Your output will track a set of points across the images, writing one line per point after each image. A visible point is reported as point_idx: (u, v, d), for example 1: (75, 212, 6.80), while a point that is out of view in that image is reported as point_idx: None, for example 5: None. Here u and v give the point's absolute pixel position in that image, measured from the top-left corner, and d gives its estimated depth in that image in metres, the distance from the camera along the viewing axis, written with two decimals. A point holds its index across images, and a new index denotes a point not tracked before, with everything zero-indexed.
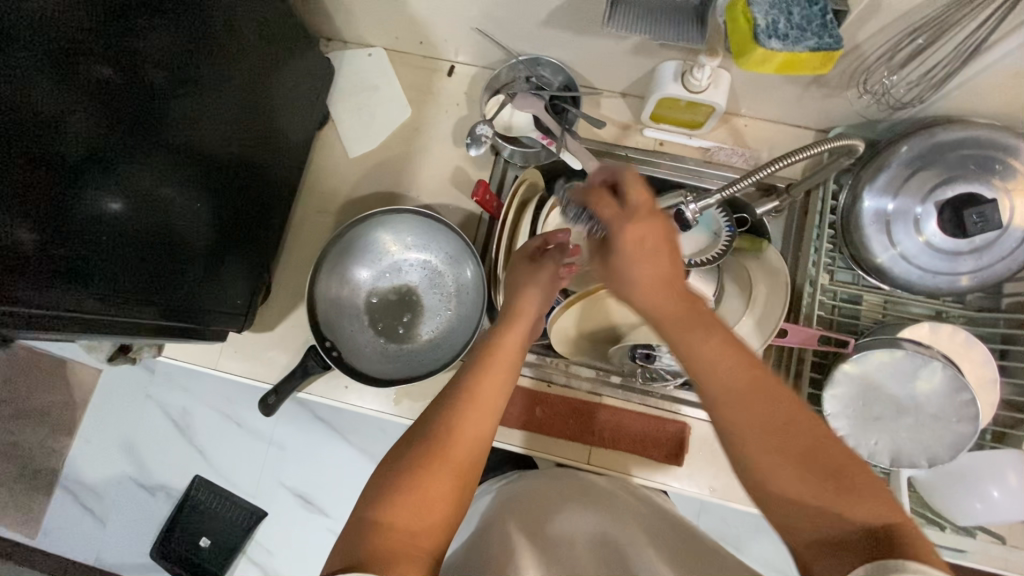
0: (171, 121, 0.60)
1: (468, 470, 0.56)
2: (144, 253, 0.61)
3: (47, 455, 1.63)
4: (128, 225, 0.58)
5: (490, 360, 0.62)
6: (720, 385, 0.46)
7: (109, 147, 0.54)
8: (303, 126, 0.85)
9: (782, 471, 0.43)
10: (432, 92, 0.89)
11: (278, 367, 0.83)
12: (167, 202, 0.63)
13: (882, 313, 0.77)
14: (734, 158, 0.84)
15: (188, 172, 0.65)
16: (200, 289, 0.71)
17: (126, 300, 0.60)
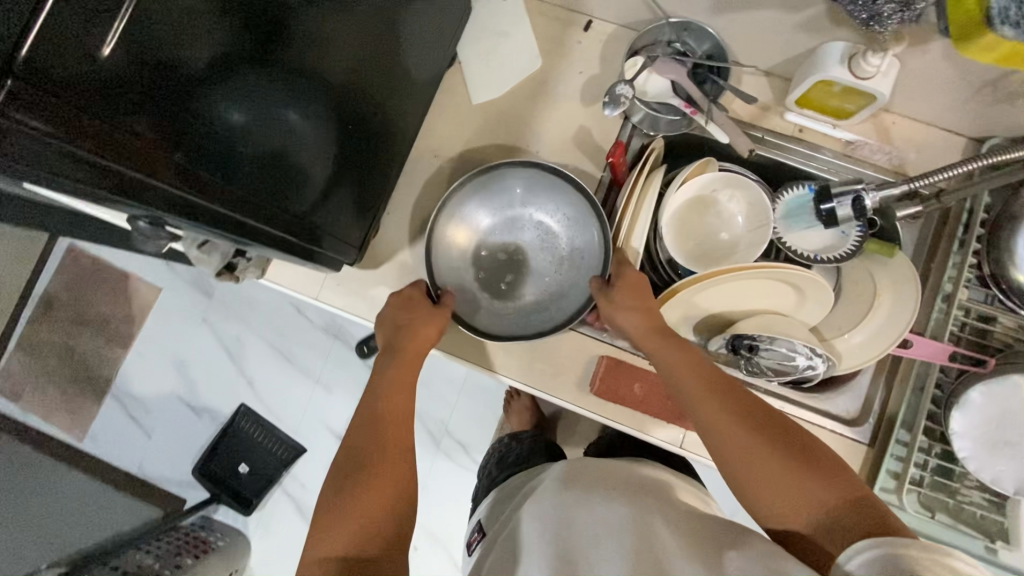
0: (300, 26, 0.56)
1: (392, 484, 0.62)
2: (256, 157, 0.57)
3: (102, 363, 1.67)
4: (256, 136, 0.56)
5: (388, 396, 0.70)
6: (696, 400, 0.62)
7: (247, 49, 0.51)
8: (431, 63, 0.82)
9: (740, 442, 0.57)
10: (565, 45, 0.85)
11: (378, 306, 0.82)
12: (295, 119, 0.61)
13: (1015, 339, 0.73)
14: (878, 156, 0.79)
15: (311, 85, 0.61)
16: (307, 208, 0.68)
17: (236, 203, 0.56)
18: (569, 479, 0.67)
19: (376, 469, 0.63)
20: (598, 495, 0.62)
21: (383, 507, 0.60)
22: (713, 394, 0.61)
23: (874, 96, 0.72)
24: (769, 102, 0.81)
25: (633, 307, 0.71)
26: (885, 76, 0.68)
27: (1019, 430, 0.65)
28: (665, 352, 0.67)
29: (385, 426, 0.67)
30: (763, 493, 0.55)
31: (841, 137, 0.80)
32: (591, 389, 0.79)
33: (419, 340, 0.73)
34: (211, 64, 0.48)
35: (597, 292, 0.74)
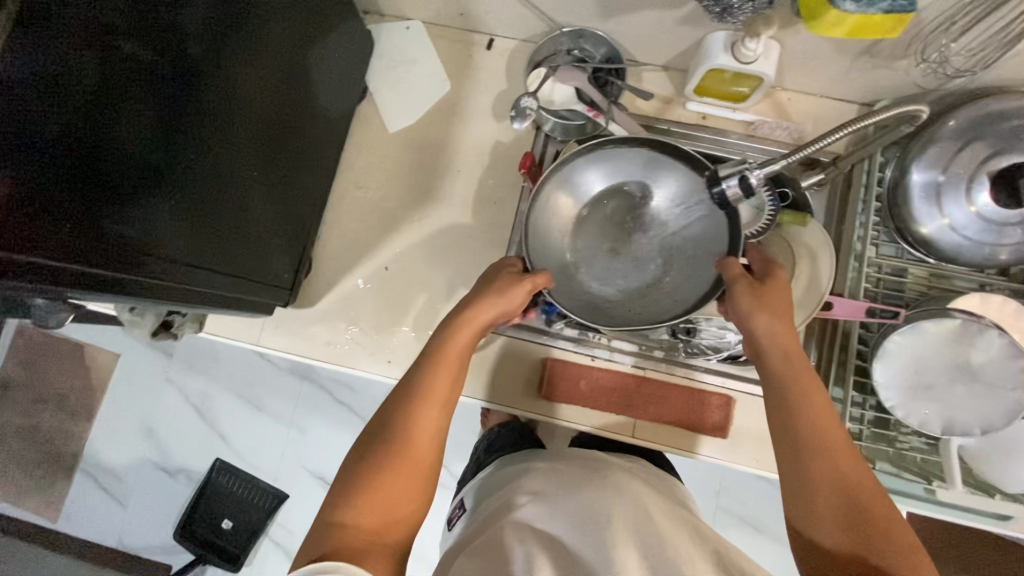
0: (208, 89, 0.58)
1: (408, 491, 0.59)
2: (176, 220, 0.58)
3: (67, 439, 1.63)
4: (170, 204, 0.57)
5: (434, 373, 0.63)
6: (806, 407, 0.56)
7: (154, 123, 0.53)
8: (341, 99, 0.83)
9: (824, 474, 0.53)
10: (471, 65, 0.88)
11: (321, 343, 0.82)
12: (212, 177, 0.62)
13: (926, 287, 0.78)
14: (778, 132, 0.83)
15: (226, 142, 0.63)
16: (237, 259, 0.69)
17: (162, 269, 0.57)
18: (552, 471, 0.72)
19: (411, 441, 0.60)
20: (577, 485, 0.67)
21: (410, 498, 0.59)
22: (814, 410, 0.56)
23: (760, 78, 0.76)
24: (670, 95, 0.85)
25: (776, 311, 0.61)
26: (766, 58, 0.72)
27: (938, 372, 0.67)
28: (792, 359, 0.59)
29: (428, 394, 0.62)
30: (815, 519, 0.52)
31: (741, 120, 0.84)
32: (541, 392, 0.81)
33: (472, 325, 0.67)
34: (114, 143, 0.49)
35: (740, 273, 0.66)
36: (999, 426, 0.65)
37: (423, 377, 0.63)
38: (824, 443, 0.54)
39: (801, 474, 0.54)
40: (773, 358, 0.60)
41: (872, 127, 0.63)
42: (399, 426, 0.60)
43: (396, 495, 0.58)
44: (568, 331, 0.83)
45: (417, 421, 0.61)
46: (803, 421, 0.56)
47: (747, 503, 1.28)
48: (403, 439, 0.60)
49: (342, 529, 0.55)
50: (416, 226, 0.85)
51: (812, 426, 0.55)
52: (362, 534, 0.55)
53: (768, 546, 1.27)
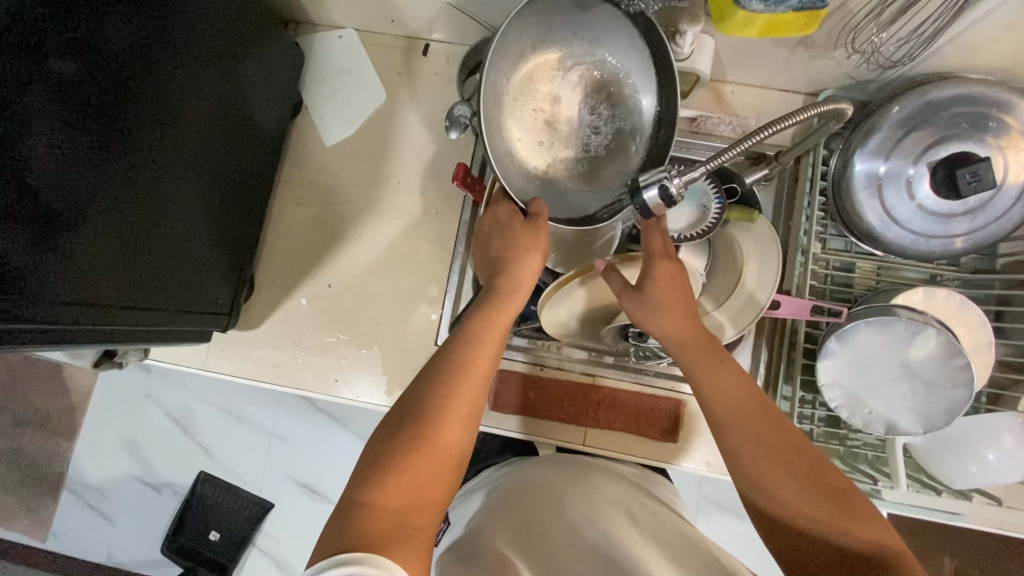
0: (142, 115, 0.59)
1: (434, 483, 0.53)
2: (118, 250, 0.59)
3: (50, 459, 1.64)
4: (108, 234, 0.57)
5: (479, 339, 0.60)
6: (715, 387, 0.58)
7: (86, 153, 0.53)
8: (277, 116, 0.82)
9: (756, 450, 0.54)
10: (408, 72, 0.86)
11: (267, 365, 0.82)
12: (152, 205, 0.62)
13: (875, 280, 0.77)
14: (722, 127, 0.81)
15: (168, 167, 0.64)
16: (180, 286, 0.69)
17: (98, 304, 0.58)
18: (542, 496, 0.72)
19: (457, 416, 0.56)
20: (582, 503, 0.69)
21: (439, 484, 0.54)
22: (760, 421, 0.55)
23: (696, 74, 0.73)
24: None
25: (660, 308, 0.62)
26: (699, 54, 0.70)
27: (879, 373, 0.66)
28: (710, 368, 0.59)
29: (466, 372, 0.58)
30: (780, 508, 0.51)
31: (684, 116, 0.82)
32: (491, 406, 0.80)
33: (523, 288, 0.65)
34: (37, 173, 0.50)
35: (620, 290, 0.65)
36: (939, 425, 0.64)
37: (461, 350, 0.59)
38: (756, 445, 0.54)
39: (743, 467, 0.54)
40: (699, 377, 0.59)
41: (803, 122, 0.58)
42: (431, 412, 0.55)
43: (428, 481, 0.53)
44: (517, 341, 0.83)
45: (451, 405, 0.56)
46: (738, 440, 0.55)
47: (727, 492, 1.25)
48: (432, 426, 0.54)
49: (371, 510, 0.49)
50: (359, 241, 0.84)
51: (751, 430, 0.54)
52: (393, 516, 0.49)
53: (752, 535, 1.25)
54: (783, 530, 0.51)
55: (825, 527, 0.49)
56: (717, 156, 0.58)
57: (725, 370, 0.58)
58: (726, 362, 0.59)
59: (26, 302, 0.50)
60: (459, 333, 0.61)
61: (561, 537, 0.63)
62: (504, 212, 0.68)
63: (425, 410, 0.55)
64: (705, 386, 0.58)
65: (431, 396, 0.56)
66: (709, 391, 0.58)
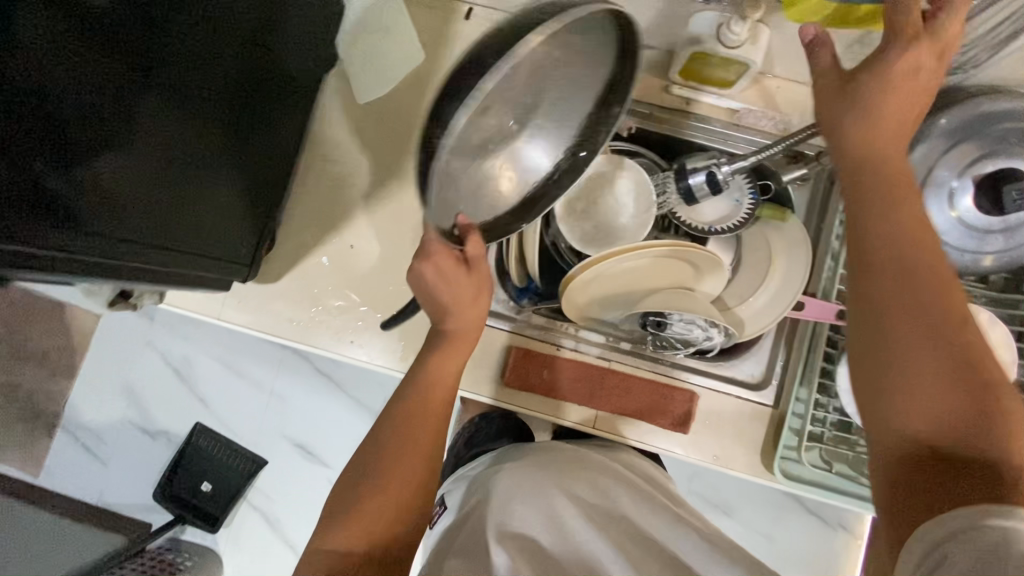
0: (172, 47, 0.56)
1: (396, 513, 0.60)
2: (144, 187, 0.58)
3: (48, 397, 1.63)
4: (127, 170, 0.56)
5: (432, 380, 0.67)
6: (874, 210, 0.53)
7: (114, 84, 0.52)
8: (312, 67, 0.80)
9: (905, 341, 0.49)
10: (448, 36, 0.84)
11: (282, 320, 0.81)
12: (179, 149, 0.61)
13: None
14: (763, 122, 0.80)
15: (199, 106, 0.62)
16: (202, 233, 0.69)
17: (121, 242, 0.57)
18: (533, 470, 0.74)
19: (413, 451, 0.63)
20: (576, 489, 0.71)
21: (405, 512, 0.61)
22: (911, 276, 0.50)
23: (747, 65, 0.72)
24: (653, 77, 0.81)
25: (887, 187, 0.53)
26: (752, 43, 0.69)
27: None
28: (875, 210, 0.53)
29: (418, 413, 0.65)
30: (914, 400, 0.48)
31: (726, 106, 0.79)
32: (503, 381, 0.79)
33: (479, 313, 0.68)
34: (64, 101, 0.48)
35: (838, 78, 0.55)
36: None
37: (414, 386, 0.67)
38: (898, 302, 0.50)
39: (880, 319, 0.50)
40: (875, 211, 0.53)
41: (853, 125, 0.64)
42: (389, 451, 0.63)
43: (392, 511, 0.60)
44: (535, 318, 0.82)
45: (407, 444, 0.64)
46: (886, 292, 0.51)
47: (719, 488, 1.27)
48: (390, 466, 0.62)
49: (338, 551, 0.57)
50: (385, 204, 0.83)
51: (889, 285, 0.50)
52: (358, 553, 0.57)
53: (735, 533, 1.27)
54: (905, 411, 0.48)
55: (949, 437, 0.46)
56: (761, 152, 0.65)
57: (893, 207, 0.53)
58: (895, 202, 0.53)
59: (48, 232, 0.50)
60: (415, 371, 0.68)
61: (550, 523, 0.66)
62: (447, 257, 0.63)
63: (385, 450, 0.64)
64: (866, 222, 0.53)
65: (389, 436, 0.64)
66: (868, 219, 0.53)
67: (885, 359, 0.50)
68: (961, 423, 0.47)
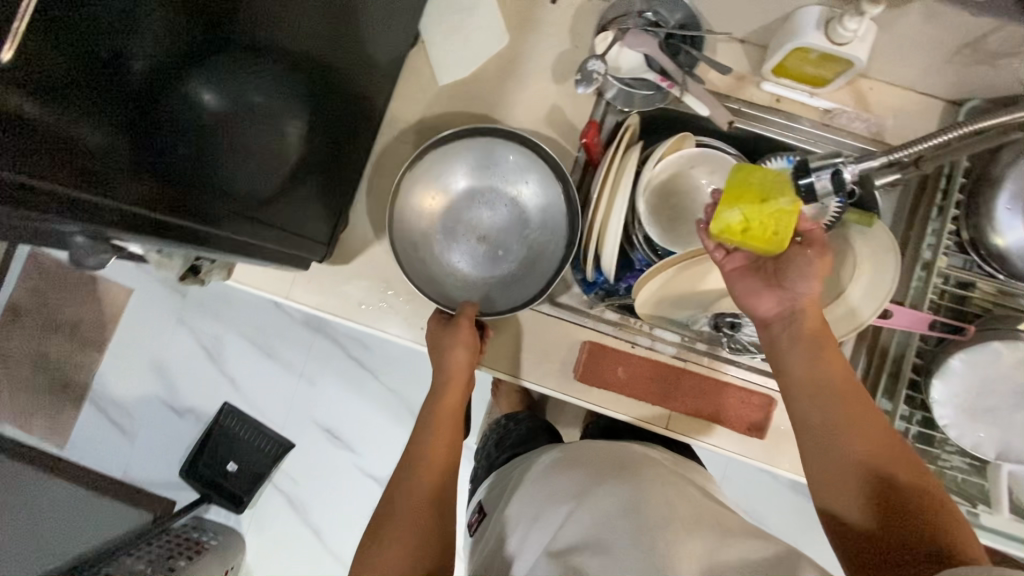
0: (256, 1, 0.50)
1: (410, 529, 0.60)
2: (232, 156, 0.56)
3: (77, 370, 1.62)
4: (217, 140, 0.53)
5: (433, 428, 0.72)
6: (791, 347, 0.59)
7: (196, 46, 0.46)
8: (396, 44, 0.77)
9: (833, 419, 0.55)
10: (534, 18, 0.81)
11: (352, 303, 0.79)
12: (261, 116, 0.58)
13: (992, 304, 0.74)
14: (855, 123, 0.78)
15: (279, 66, 0.57)
16: (286, 207, 0.68)
17: (217, 214, 0.57)
18: (572, 469, 0.71)
19: (422, 479, 0.66)
20: (625, 471, 0.67)
21: (422, 532, 0.60)
22: (810, 343, 0.59)
23: (850, 63, 0.70)
24: (744, 72, 0.79)
25: (812, 273, 0.60)
26: (861, 40, 0.67)
27: (1000, 397, 0.65)
28: (786, 286, 0.61)
29: (423, 453, 0.69)
30: (822, 473, 0.54)
31: (819, 106, 0.78)
32: (574, 373, 0.78)
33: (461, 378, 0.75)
34: (152, 70, 0.43)
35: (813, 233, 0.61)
36: None
37: (420, 437, 0.71)
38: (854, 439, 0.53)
39: (806, 386, 0.57)
40: (797, 289, 0.60)
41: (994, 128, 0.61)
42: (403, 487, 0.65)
43: (408, 532, 0.60)
44: (609, 314, 0.80)
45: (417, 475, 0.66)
46: (804, 365, 0.58)
47: (755, 497, 1.24)
48: (405, 496, 0.64)
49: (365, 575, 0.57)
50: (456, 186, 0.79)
51: (809, 360, 0.58)
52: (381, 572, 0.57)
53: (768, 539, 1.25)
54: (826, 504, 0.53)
55: (887, 522, 0.49)
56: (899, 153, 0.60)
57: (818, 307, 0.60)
58: (808, 284, 0.60)
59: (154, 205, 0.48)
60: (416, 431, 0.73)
61: (582, 511, 0.63)
62: (817, 265, 0.60)
63: (400, 489, 0.65)
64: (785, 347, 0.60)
65: (402, 478, 0.66)
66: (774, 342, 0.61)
67: (803, 424, 0.57)
68: (895, 516, 0.49)
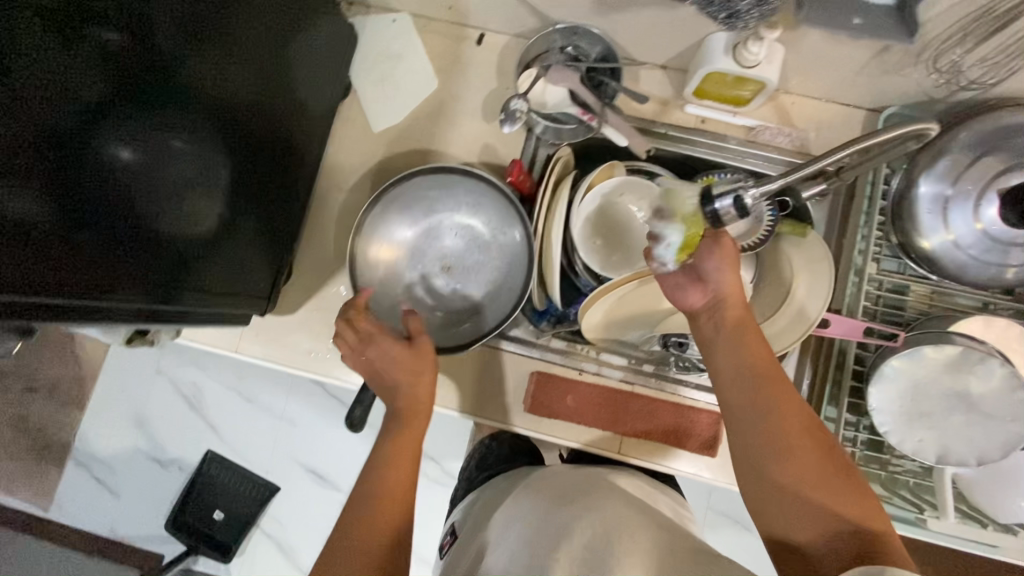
0: (183, 76, 0.55)
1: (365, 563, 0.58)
2: (168, 225, 0.58)
3: (58, 429, 1.62)
4: (151, 209, 0.56)
5: (399, 440, 0.68)
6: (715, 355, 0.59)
7: (126, 121, 0.51)
8: (325, 96, 0.80)
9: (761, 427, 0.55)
10: (460, 61, 0.83)
11: (300, 352, 0.80)
12: (195, 183, 0.61)
13: (929, 305, 0.75)
14: (779, 138, 0.80)
15: (212, 135, 0.61)
16: (228, 270, 0.69)
17: (157, 285, 0.58)
18: (536, 498, 0.70)
19: (381, 503, 0.63)
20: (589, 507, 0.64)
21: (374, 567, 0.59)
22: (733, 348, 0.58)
23: (762, 83, 0.71)
24: (668, 96, 0.81)
25: (725, 259, 0.59)
26: (768, 62, 0.68)
27: (935, 401, 0.65)
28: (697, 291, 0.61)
29: (389, 468, 0.66)
30: (760, 484, 0.55)
31: (742, 124, 0.80)
32: (523, 406, 0.78)
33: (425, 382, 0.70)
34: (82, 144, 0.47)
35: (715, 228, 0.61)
36: (994, 457, 0.64)
37: (387, 446, 0.68)
38: (777, 442, 0.54)
39: (732, 394, 0.57)
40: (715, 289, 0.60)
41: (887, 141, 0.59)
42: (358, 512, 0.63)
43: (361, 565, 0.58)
44: (556, 343, 0.81)
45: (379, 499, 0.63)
46: (727, 371, 0.58)
47: (739, 505, 1.23)
48: (363, 521, 0.62)
49: None
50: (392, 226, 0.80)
51: (733, 364, 0.58)
52: None
53: (756, 548, 1.24)
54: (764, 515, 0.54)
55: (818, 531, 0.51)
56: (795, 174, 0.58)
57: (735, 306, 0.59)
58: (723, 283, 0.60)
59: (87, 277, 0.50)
60: (383, 437, 0.69)
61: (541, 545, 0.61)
62: (728, 254, 0.59)
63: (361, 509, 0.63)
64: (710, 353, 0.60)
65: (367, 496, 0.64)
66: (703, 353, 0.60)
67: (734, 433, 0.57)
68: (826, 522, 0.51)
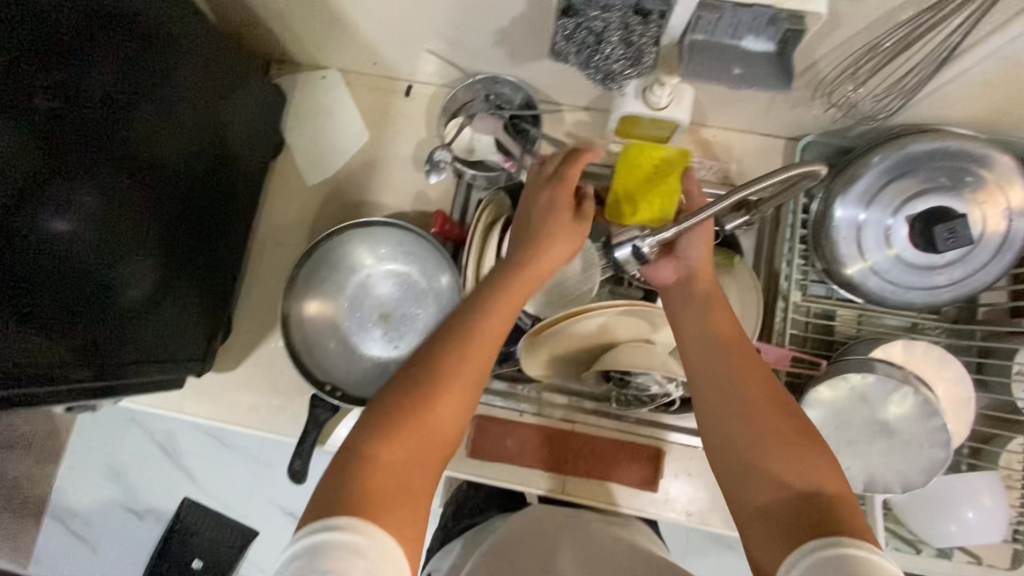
0: (115, 139, 0.57)
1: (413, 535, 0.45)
2: (96, 286, 0.58)
3: (33, 485, 1.61)
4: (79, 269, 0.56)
5: (470, 354, 0.52)
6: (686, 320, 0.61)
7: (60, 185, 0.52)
8: (258, 155, 0.82)
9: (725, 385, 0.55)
10: (390, 113, 0.86)
11: (242, 408, 0.81)
12: (129, 245, 0.61)
13: (856, 327, 0.76)
14: (702, 172, 0.82)
15: (144, 198, 0.62)
16: (163, 336, 0.70)
17: (80, 352, 0.58)
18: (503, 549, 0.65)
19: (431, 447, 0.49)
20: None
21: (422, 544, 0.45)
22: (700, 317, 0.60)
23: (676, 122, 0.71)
24: (592, 137, 0.83)
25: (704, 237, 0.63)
26: (678, 102, 0.68)
27: (858, 429, 0.66)
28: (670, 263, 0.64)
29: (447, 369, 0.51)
30: (722, 443, 0.53)
31: None
32: (465, 452, 0.79)
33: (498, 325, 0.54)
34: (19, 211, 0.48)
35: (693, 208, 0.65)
36: (918, 484, 0.64)
37: (451, 366, 0.51)
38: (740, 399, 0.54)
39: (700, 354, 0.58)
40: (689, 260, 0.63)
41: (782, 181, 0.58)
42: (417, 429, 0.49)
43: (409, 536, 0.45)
44: (496, 385, 0.81)
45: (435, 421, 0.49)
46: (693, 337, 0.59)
47: None
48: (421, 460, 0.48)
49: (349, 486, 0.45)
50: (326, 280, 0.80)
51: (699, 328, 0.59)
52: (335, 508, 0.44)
53: None
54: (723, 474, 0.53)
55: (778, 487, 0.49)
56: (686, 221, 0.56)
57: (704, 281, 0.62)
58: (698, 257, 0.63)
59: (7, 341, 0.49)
60: (442, 339, 0.52)
61: None
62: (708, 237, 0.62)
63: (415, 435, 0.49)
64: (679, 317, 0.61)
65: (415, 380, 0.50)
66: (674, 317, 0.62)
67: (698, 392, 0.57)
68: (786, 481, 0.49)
